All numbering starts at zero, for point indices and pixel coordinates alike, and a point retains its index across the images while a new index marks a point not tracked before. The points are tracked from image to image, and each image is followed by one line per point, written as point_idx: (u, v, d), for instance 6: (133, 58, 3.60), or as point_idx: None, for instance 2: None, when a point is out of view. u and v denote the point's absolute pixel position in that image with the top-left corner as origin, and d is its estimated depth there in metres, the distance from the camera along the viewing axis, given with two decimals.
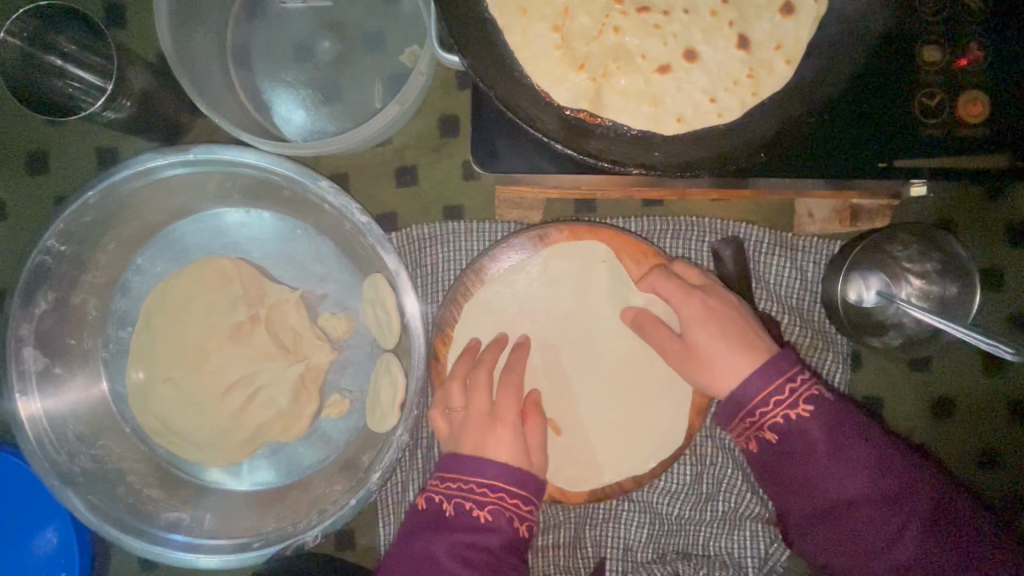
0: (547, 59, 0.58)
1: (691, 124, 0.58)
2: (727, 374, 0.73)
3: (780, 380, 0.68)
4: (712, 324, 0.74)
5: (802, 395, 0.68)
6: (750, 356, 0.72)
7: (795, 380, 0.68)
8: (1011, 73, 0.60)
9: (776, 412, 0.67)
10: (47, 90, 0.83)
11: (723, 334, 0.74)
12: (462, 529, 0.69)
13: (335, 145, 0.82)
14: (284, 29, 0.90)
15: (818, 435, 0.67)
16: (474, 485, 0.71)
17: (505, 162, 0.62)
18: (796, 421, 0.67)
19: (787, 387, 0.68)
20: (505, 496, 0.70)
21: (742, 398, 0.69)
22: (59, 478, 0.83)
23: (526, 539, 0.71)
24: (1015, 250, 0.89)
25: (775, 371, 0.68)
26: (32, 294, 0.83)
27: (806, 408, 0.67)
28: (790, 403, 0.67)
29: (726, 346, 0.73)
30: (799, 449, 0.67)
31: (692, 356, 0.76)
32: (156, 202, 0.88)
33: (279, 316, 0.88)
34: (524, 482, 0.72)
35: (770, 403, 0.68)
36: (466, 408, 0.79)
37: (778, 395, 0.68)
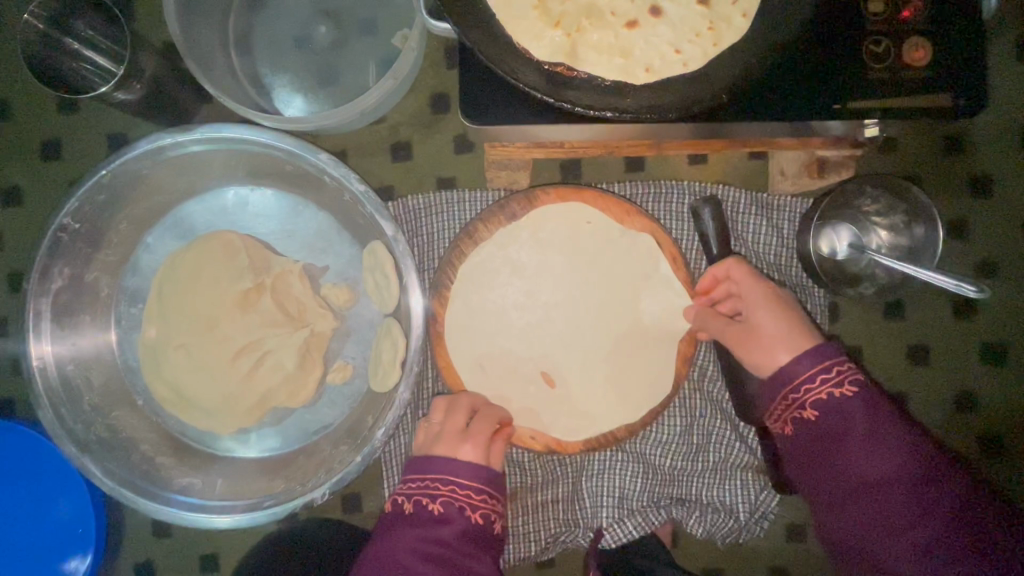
0: (526, 19, 0.64)
1: (658, 73, 0.64)
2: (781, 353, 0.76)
3: (831, 362, 0.71)
4: (778, 307, 0.79)
5: (848, 380, 0.70)
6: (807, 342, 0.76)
7: (845, 365, 0.71)
8: (949, 23, 0.66)
9: (820, 390, 0.70)
10: (60, 68, 0.89)
11: (781, 323, 0.78)
12: (420, 523, 0.76)
13: (332, 119, 0.87)
14: (283, 17, 0.96)
15: (857, 415, 0.69)
16: (431, 480, 0.79)
17: (490, 115, 0.67)
18: (838, 399, 0.70)
19: (835, 368, 0.71)
20: (455, 488, 0.78)
21: (791, 373, 0.72)
22: (76, 445, 0.87)
23: (482, 526, 0.77)
24: (977, 200, 0.95)
25: (827, 351, 0.72)
26: (49, 270, 0.86)
27: (849, 390, 0.70)
28: (837, 383, 0.70)
29: (787, 329, 0.77)
30: (838, 427, 0.69)
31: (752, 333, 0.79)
32: (165, 182, 0.93)
33: (284, 286, 0.92)
34: (480, 474, 0.79)
35: (816, 380, 0.71)
36: (442, 424, 0.83)
37: (825, 375, 0.71)
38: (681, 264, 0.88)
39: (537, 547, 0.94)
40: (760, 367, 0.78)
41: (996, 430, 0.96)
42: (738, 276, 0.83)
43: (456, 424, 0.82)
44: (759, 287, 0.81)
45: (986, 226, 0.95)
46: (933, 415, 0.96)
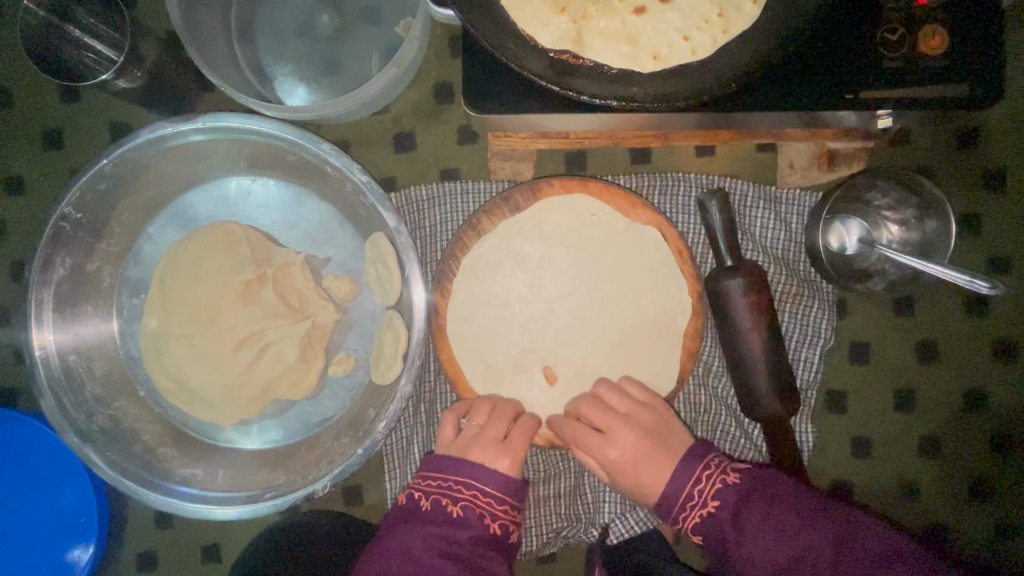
0: (531, 5, 0.62)
1: (666, 60, 0.63)
2: (654, 475, 0.82)
3: (690, 485, 0.76)
4: (644, 429, 0.83)
5: (710, 492, 0.75)
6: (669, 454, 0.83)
7: (700, 479, 0.76)
8: (967, 11, 0.64)
9: (696, 516, 0.75)
10: (63, 57, 0.88)
11: (645, 450, 0.83)
12: (437, 522, 0.76)
13: (335, 108, 0.86)
14: (286, 5, 0.95)
15: (730, 522, 0.72)
16: (454, 482, 0.79)
17: (493, 103, 0.66)
18: (710, 519, 0.74)
19: (694, 490, 0.76)
20: (478, 495, 0.78)
21: (669, 500, 0.78)
22: (78, 436, 0.87)
23: (500, 536, 0.78)
24: (989, 195, 0.93)
25: (688, 470, 0.77)
26: (51, 260, 0.86)
27: (715, 503, 0.74)
28: (704, 502, 0.75)
29: (655, 462, 0.82)
30: (722, 544, 0.73)
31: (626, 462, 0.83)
32: (167, 172, 0.92)
33: (286, 277, 0.92)
34: (508, 484, 0.79)
35: (686, 505, 0.76)
36: (481, 427, 0.83)
37: (692, 499, 0.76)
38: (687, 258, 0.87)
39: (539, 542, 0.94)
40: (647, 490, 0.83)
41: (1006, 429, 0.95)
42: (615, 408, 0.84)
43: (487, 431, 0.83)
44: (626, 424, 0.83)
45: (998, 221, 0.93)
46: (943, 413, 0.95)
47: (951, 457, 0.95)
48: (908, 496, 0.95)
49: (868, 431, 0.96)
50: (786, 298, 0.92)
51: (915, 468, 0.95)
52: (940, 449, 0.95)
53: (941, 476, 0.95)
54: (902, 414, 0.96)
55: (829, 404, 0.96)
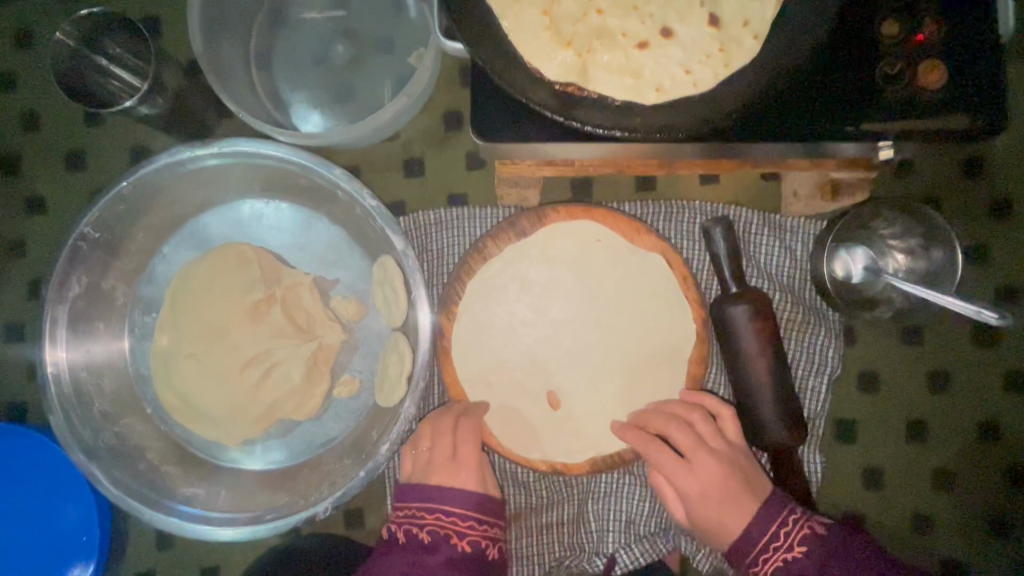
0: (537, 39, 0.64)
1: (669, 93, 0.64)
2: (734, 514, 0.80)
3: (775, 526, 0.77)
4: (726, 462, 0.82)
5: (797, 538, 0.76)
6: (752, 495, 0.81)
7: (786, 524, 0.77)
8: (963, 48, 0.65)
9: (776, 559, 0.77)
10: (90, 85, 0.92)
11: (728, 487, 0.81)
12: (410, 549, 0.79)
13: (347, 134, 0.89)
14: (303, 37, 0.98)
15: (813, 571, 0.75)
16: (420, 508, 0.82)
17: (501, 132, 0.68)
18: (791, 563, 0.76)
19: (780, 532, 0.77)
20: (441, 516, 0.81)
21: (746, 548, 0.78)
22: (84, 452, 0.88)
23: (472, 552, 0.79)
24: (996, 225, 0.93)
25: (773, 513, 0.78)
26: (67, 278, 0.89)
27: (800, 548, 0.76)
28: (788, 548, 0.76)
29: (735, 501, 0.80)
30: None
31: (707, 495, 0.81)
32: (184, 195, 0.95)
33: (295, 298, 0.93)
34: (470, 500, 0.82)
35: (769, 548, 0.77)
36: (431, 449, 0.85)
37: (775, 542, 0.77)
38: (691, 284, 0.87)
39: (541, 571, 0.92)
40: (726, 528, 0.80)
41: (1022, 464, 0.93)
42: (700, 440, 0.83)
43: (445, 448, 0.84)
44: (710, 456, 0.82)
45: (1006, 251, 0.92)
46: (955, 446, 0.93)
47: (965, 492, 0.93)
48: (922, 533, 0.93)
49: (879, 463, 0.94)
50: (791, 325, 0.92)
51: (928, 503, 0.93)
52: (954, 484, 0.93)
53: (957, 513, 0.93)
54: (914, 446, 0.94)
55: (838, 434, 0.95)
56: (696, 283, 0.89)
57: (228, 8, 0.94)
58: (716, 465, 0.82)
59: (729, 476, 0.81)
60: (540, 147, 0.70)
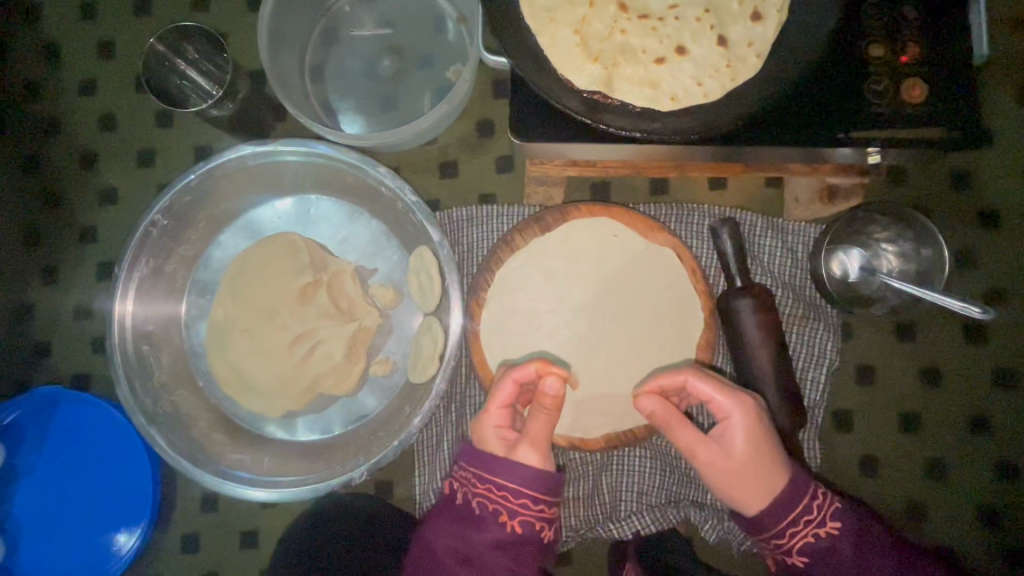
0: (569, 53, 0.74)
1: (682, 101, 0.73)
2: (754, 480, 0.81)
3: (808, 499, 0.82)
4: (750, 428, 0.81)
5: (827, 512, 0.83)
6: (773, 468, 0.81)
7: (817, 498, 0.83)
8: (941, 68, 0.75)
9: (806, 533, 0.82)
10: (168, 85, 1.05)
11: (751, 454, 0.81)
12: (460, 518, 0.84)
13: (392, 137, 0.99)
14: (353, 52, 1.10)
15: (844, 544, 0.82)
16: (475, 477, 0.83)
17: (534, 133, 0.78)
18: (823, 538, 0.82)
19: (813, 506, 0.82)
20: (492, 488, 0.82)
21: (774, 520, 0.81)
22: (144, 416, 0.97)
23: (516, 532, 0.81)
24: (982, 232, 1.01)
25: (804, 487, 0.83)
26: (136, 259, 0.99)
27: (834, 524, 0.82)
28: (820, 523, 0.82)
29: (763, 470, 0.81)
30: (828, 560, 0.81)
31: (727, 455, 0.81)
32: (243, 189, 1.06)
33: (339, 283, 1.03)
34: (528, 479, 0.81)
35: (800, 523, 0.82)
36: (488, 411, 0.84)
37: (807, 515, 0.82)
38: (700, 277, 0.96)
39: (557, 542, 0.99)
40: (743, 491, 0.81)
41: (1011, 456, 0.99)
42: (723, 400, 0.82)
43: (503, 403, 0.83)
44: (734, 419, 0.81)
45: (991, 257, 1.01)
46: (947, 437, 1.00)
47: (956, 481, 0.99)
48: (918, 518, 0.99)
49: (875, 452, 1.01)
50: (793, 319, 1.00)
51: (921, 491, 0.99)
52: (945, 474, 0.99)
53: (949, 500, 0.99)
54: (908, 437, 1.00)
55: (837, 423, 1.02)
56: (705, 277, 0.97)
57: (289, 26, 1.06)
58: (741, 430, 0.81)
59: (753, 440, 0.81)
60: (568, 148, 0.80)
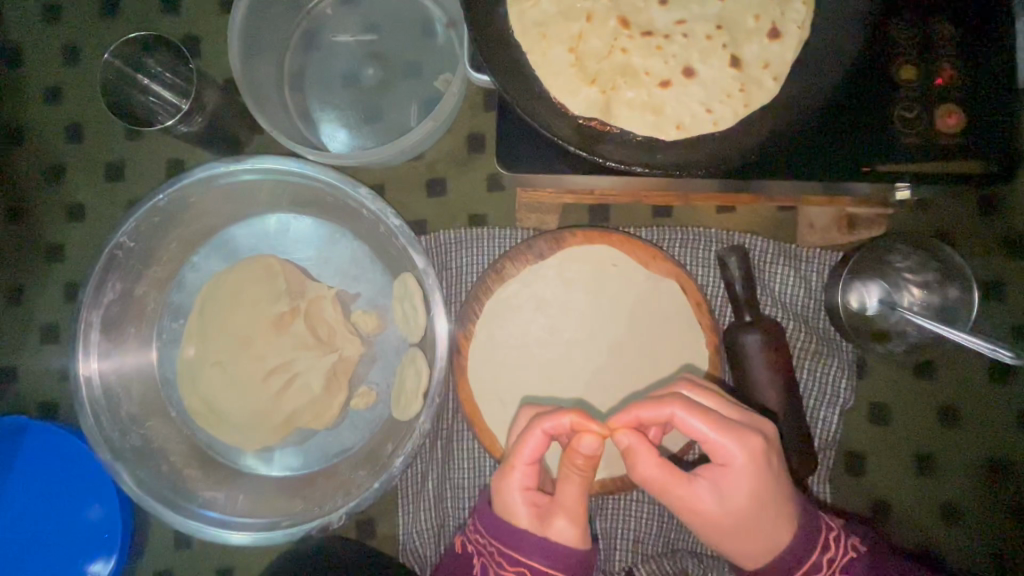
0: (563, 75, 0.67)
1: (689, 130, 0.66)
2: (755, 532, 0.68)
3: (819, 555, 0.71)
4: (758, 475, 0.67)
5: (840, 566, 0.71)
6: (778, 518, 0.69)
7: (828, 550, 0.71)
8: (982, 92, 0.66)
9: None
10: (134, 104, 0.98)
11: (755, 505, 0.67)
12: None
13: (374, 155, 0.92)
14: (335, 58, 1.02)
15: None
16: (496, 553, 0.71)
17: (524, 162, 0.71)
18: None
19: (823, 560, 0.71)
20: (519, 570, 0.69)
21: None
22: (110, 452, 0.91)
23: None
24: (1015, 262, 0.92)
25: (817, 540, 0.71)
26: (103, 284, 0.93)
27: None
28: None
29: (767, 522, 0.68)
30: None
31: (725, 506, 0.67)
32: (216, 207, 0.99)
33: (317, 310, 0.96)
34: (566, 563, 0.68)
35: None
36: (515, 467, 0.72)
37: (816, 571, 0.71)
38: (705, 311, 0.89)
39: None
40: (740, 542, 0.69)
41: None
42: (725, 440, 0.67)
43: (531, 459, 0.71)
44: (737, 463, 0.67)
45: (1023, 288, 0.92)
46: (967, 482, 0.93)
47: (976, 528, 0.92)
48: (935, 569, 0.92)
49: (888, 495, 0.94)
50: (804, 354, 0.93)
51: (936, 538, 0.92)
52: (963, 520, 0.92)
53: (969, 550, 0.92)
54: (924, 480, 0.93)
55: (848, 464, 0.95)
56: (711, 309, 0.90)
57: (265, 31, 0.98)
58: (744, 477, 0.67)
59: (757, 490, 0.67)
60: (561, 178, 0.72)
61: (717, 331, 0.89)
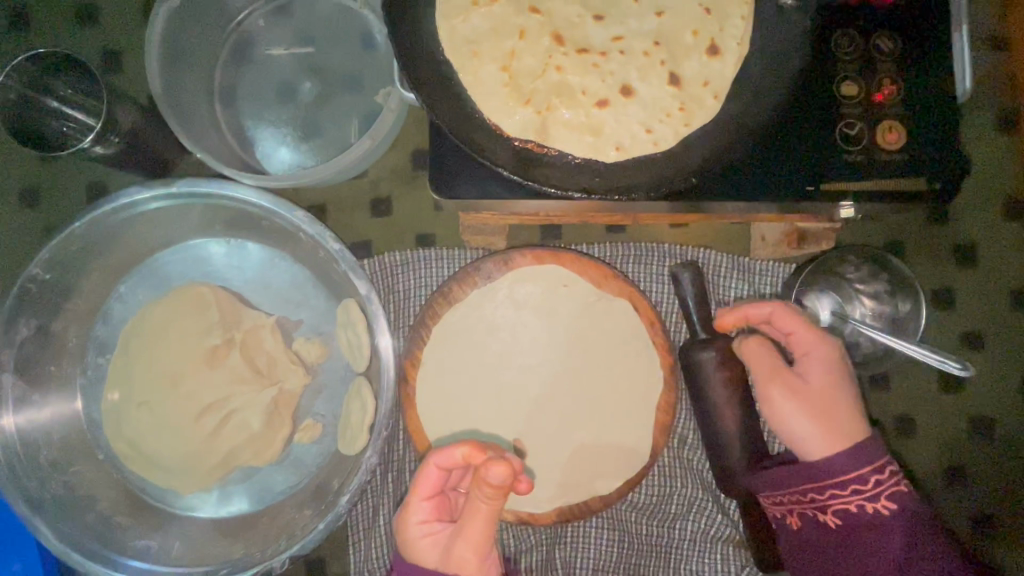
0: (496, 96, 0.64)
1: (629, 151, 0.63)
2: (829, 426, 0.72)
3: (874, 470, 0.70)
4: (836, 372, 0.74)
5: (886, 491, 0.70)
6: (853, 421, 0.72)
7: (883, 471, 0.70)
8: (922, 108, 0.66)
9: (850, 499, 0.71)
10: (46, 131, 0.91)
11: (827, 392, 0.73)
12: None
13: (309, 177, 0.88)
14: (269, 72, 0.97)
15: (895, 532, 0.70)
16: None
17: (460, 186, 0.67)
18: (872, 513, 0.70)
19: (872, 477, 0.70)
20: None
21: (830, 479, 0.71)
22: (29, 505, 0.84)
23: None
24: (963, 270, 0.93)
25: (875, 455, 0.70)
26: (16, 320, 0.86)
27: (887, 504, 0.70)
28: (874, 495, 0.70)
29: (840, 414, 0.72)
30: (868, 538, 0.71)
31: (799, 390, 0.74)
32: (141, 234, 0.92)
33: (255, 341, 0.90)
34: None
35: (847, 489, 0.71)
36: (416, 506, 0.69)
37: (860, 484, 0.70)
38: (658, 330, 0.87)
39: None
40: (810, 438, 0.72)
41: (988, 510, 0.92)
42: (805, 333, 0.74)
43: (427, 492, 0.70)
44: (814, 353, 0.74)
45: (970, 296, 0.93)
46: (924, 491, 0.93)
47: None
48: None
49: None
50: None
51: None
52: None
53: None
54: None
55: None
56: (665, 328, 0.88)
57: (191, 43, 0.92)
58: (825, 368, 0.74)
59: (833, 380, 0.73)
60: (498, 201, 0.68)
61: (672, 350, 0.87)
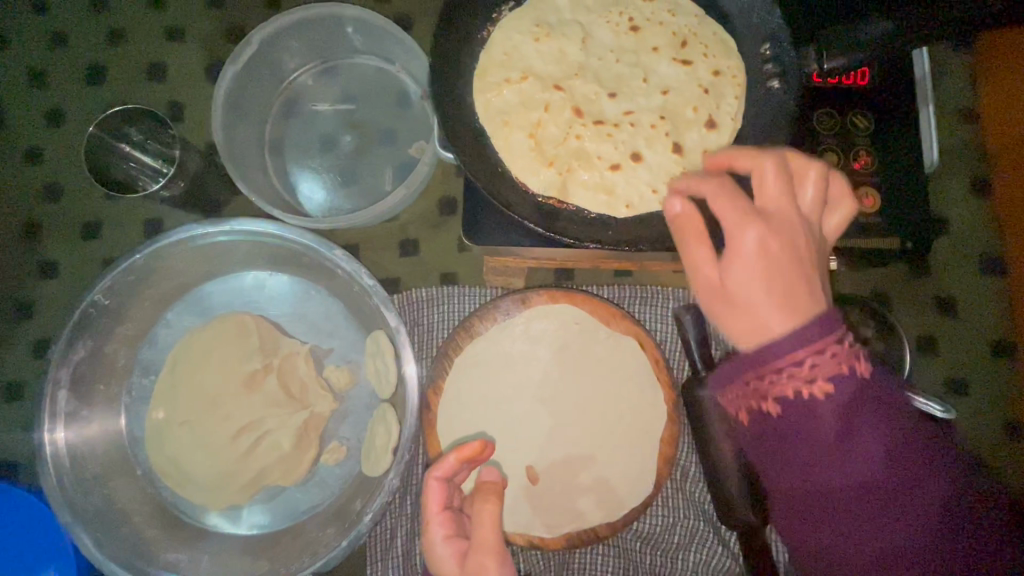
0: (522, 158, 0.75)
1: (638, 209, 0.73)
2: (754, 312, 0.53)
3: (807, 353, 0.51)
4: (780, 260, 0.52)
5: (826, 368, 0.52)
6: (796, 314, 0.52)
7: (842, 348, 0.52)
8: (893, 176, 0.75)
9: (789, 386, 0.53)
10: (118, 171, 1.05)
11: (768, 269, 0.52)
12: None
13: (353, 220, 0.98)
14: (315, 125, 1.08)
15: (831, 418, 0.54)
16: None
17: (487, 233, 0.76)
18: (809, 398, 0.53)
19: (810, 363, 0.52)
20: None
21: (767, 356, 0.53)
22: (71, 515, 0.90)
23: None
24: (944, 319, 1.01)
25: (812, 334, 0.51)
26: (74, 342, 0.93)
27: (826, 390, 0.53)
28: (812, 379, 0.53)
29: (770, 288, 0.52)
30: (800, 423, 0.55)
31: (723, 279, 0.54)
32: (192, 266, 1.01)
33: (290, 367, 0.98)
34: None
35: (792, 373, 0.53)
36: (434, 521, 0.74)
37: (798, 368, 0.52)
38: (662, 367, 0.94)
39: None
40: (742, 335, 0.55)
41: None
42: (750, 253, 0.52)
43: (440, 506, 0.75)
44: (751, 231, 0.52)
45: (951, 343, 1.00)
46: None
47: None
48: None
49: None
50: None
51: None
52: None
53: None
54: None
55: None
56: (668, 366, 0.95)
57: (248, 100, 1.05)
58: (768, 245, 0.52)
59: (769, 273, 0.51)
60: (523, 247, 0.77)
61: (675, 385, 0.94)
